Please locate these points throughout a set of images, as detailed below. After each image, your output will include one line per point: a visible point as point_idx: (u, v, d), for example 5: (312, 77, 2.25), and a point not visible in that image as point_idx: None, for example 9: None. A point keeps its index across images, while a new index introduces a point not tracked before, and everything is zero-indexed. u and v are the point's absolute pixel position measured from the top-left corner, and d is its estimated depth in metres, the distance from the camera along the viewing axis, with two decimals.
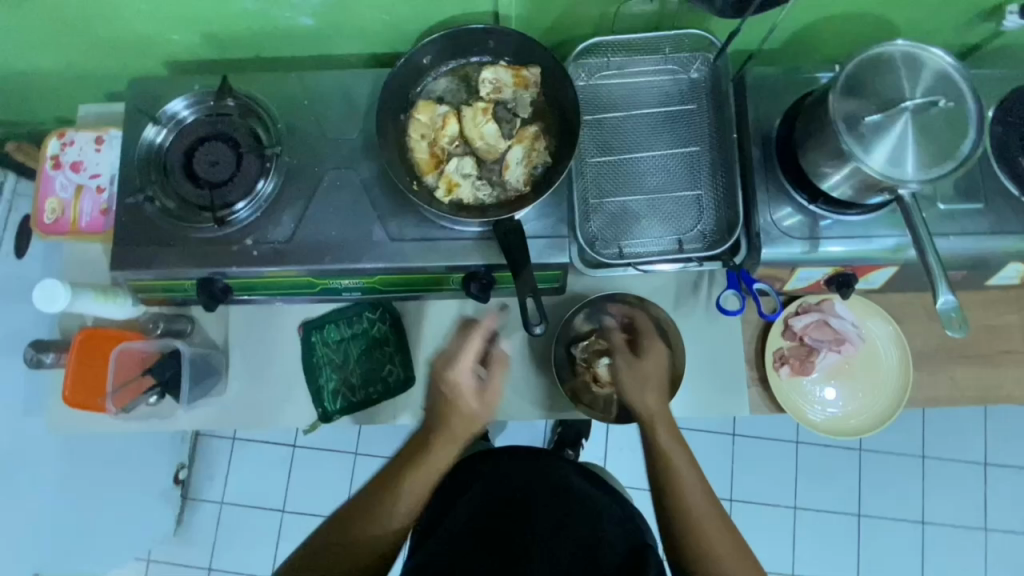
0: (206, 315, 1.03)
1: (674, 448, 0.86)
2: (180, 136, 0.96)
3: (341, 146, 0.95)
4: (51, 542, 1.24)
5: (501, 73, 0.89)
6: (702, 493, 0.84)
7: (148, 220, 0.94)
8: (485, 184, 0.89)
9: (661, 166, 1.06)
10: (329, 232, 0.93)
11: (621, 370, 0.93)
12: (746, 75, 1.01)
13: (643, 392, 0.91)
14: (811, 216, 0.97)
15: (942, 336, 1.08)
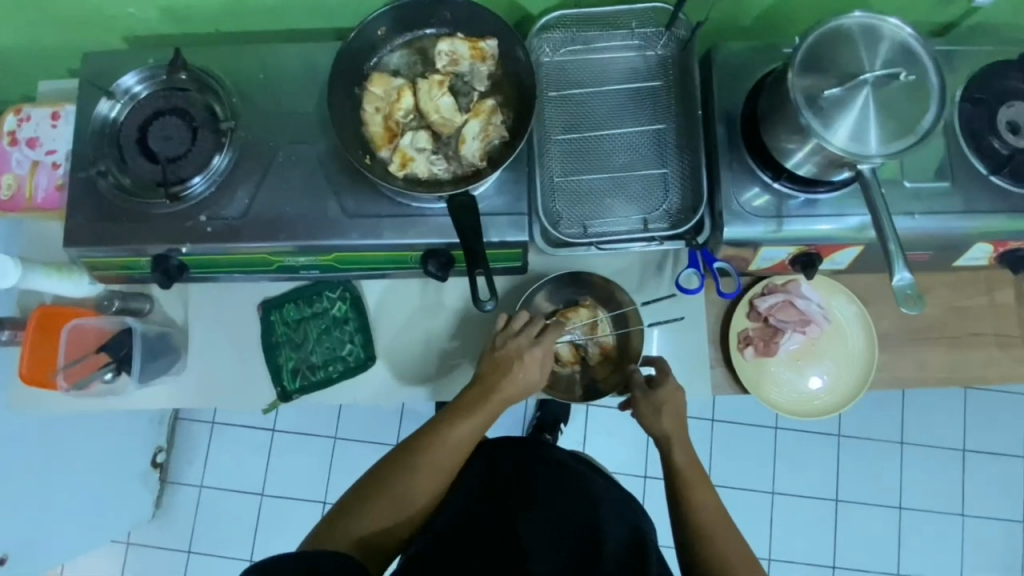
0: (165, 294, 1.02)
1: (690, 466, 0.89)
2: (134, 110, 0.94)
3: (297, 121, 0.93)
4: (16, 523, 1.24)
5: (457, 44, 0.87)
6: (716, 509, 0.86)
7: (101, 195, 0.93)
8: (441, 159, 0.87)
9: (627, 144, 1.04)
10: (285, 208, 0.92)
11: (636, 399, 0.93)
12: (713, 51, 0.99)
13: (659, 416, 0.91)
14: (777, 194, 0.96)
15: (909, 318, 1.07)
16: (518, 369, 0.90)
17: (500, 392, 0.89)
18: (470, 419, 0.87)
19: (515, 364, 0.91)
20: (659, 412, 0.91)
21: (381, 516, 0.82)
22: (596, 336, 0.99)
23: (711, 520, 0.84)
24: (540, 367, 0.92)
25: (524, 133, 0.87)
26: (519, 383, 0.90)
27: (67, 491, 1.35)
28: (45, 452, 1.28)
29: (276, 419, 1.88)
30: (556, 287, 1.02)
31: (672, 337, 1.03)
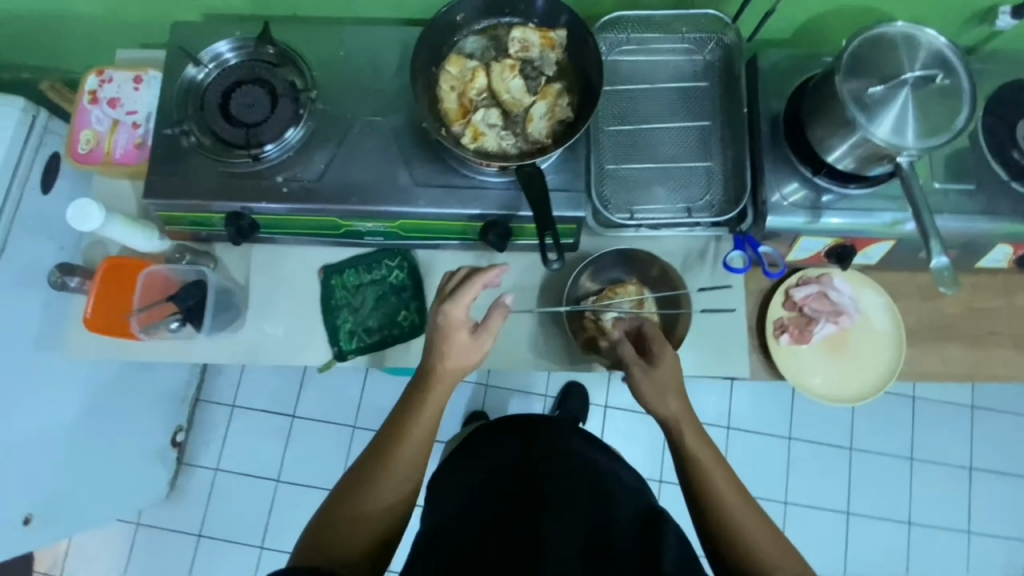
0: (229, 253, 1.06)
1: (703, 450, 0.86)
2: (220, 76, 1.00)
3: (373, 95, 1.00)
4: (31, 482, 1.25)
5: (529, 34, 0.94)
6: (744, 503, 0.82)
7: (183, 154, 0.98)
8: (509, 135, 0.93)
9: (674, 138, 1.11)
10: (357, 175, 0.97)
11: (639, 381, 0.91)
12: (758, 57, 1.07)
13: (667, 400, 0.89)
14: (813, 189, 1.03)
15: (933, 315, 1.14)
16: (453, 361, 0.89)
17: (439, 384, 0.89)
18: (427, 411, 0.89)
19: (450, 335, 0.88)
20: (664, 398, 0.89)
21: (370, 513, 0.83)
22: (644, 311, 1.04)
23: (734, 507, 0.82)
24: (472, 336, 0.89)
25: (587, 113, 0.93)
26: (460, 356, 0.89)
27: None
28: (59, 412, 1.30)
29: (296, 405, 1.90)
30: (602, 266, 1.07)
31: (717, 321, 1.07)
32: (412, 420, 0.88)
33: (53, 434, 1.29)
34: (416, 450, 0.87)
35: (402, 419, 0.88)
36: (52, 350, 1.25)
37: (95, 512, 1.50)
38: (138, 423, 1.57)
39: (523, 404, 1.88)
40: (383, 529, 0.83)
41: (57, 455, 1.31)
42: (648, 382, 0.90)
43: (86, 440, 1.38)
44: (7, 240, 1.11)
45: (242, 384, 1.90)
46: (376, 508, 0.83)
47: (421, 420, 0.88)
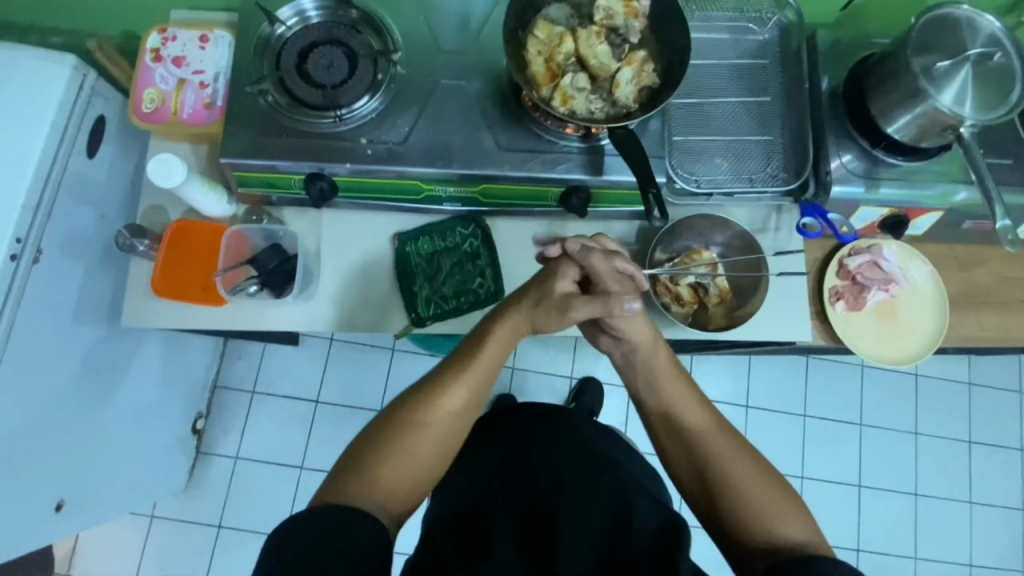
0: (300, 220, 1.04)
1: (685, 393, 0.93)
2: (296, 35, 0.97)
3: (454, 59, 1.00)
4: (64, 459, 1.19)
5: (613, 1, 0.97)
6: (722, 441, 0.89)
7: (261, 113, 0.96)
8: (598, 99, 0.96)
9: (737, 111, 1.13)
10: (441, 138, 0.97)
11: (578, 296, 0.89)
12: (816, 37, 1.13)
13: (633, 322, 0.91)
14: (870, 161, 1.08)
15: (969, 284, 1.21)
16: (507, 319, 0.91)
17: (496, 344, 0.91)
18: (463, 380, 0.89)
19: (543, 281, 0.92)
20: (654, 366, 0.94)
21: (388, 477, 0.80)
22: (717, 277, 1.09)
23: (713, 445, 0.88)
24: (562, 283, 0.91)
25: (675, 79, 0.95)
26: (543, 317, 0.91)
27: (109, 436, 1.32)
28: (95, 393, 1.24)
29: (320, 390, 1.85)
30: (675, 235, 1.11)
31: (780, 287, 1.10)
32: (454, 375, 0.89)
33: (88, 415, 1.24)
34: (461, 412, 0.88)
35: (446, 378, 0.88)
36: (91, 324, 1.19)
37: (117, 499, 1.43)
38: (162, 407, 1.51)
39: (550, 387, 1.88)
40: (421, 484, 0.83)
41: (90, 437, 1.25)
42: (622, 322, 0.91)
43: (113, 423, 1.33)
44: (54, 205, 1.05)
45: (262, 369, 1.85)
46: (413, 463, 0.83)
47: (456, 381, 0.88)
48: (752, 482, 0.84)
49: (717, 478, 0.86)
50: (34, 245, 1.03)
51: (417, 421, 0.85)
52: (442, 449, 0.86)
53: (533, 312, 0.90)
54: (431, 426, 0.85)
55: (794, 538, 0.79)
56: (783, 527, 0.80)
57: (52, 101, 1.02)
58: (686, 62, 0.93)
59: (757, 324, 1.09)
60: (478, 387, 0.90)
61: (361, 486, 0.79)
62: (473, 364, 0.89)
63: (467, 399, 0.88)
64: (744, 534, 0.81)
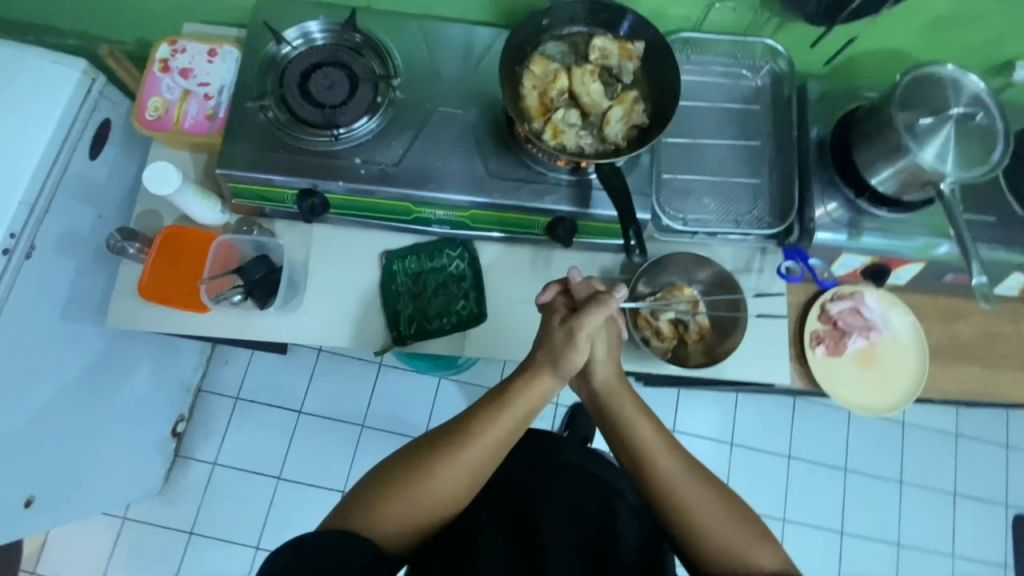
0: (289, 232, 1.05)
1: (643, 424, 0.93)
2: (302, 55, 1.01)
3: (452, 88, 1.03)
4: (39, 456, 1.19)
5: (609, 43, 1.00)
6: (683, 470, 0.89)
7: (260, 128, 0.98)
8: (588, 135, 0.98)
9: (727, 154, 1.16)
10: (433, 162, 0.99)
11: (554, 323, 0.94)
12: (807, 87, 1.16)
13: (609, 363, 0.97)
14: (856, 211, 1.10)
15: (949, 336, 1.22)
16: (538, 380, 0.92)
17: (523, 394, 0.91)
18: (488, 427, 0.88)
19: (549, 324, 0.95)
20: (618, 395, 0.96)
21: (396, 515, 0.82)
22: (698, 314, 1.10)
23: (676, 475, 0.88)
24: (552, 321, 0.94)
25: (664, 121, 0.98)
26: (563, 352, 0.92)
27: (88, 435, 1.32)
28: (76, 391, 1.25)
29: (304, 401, 1.85)
30: (662, 269, 1.12)
31: (760, 329, 1.12)
32: (476, 421, 0.88)
33: (69, 411, 1.24)
34: (485, 462, 0.87)
35: (462, 426, 0.88)
36: (78, 320, 1.20)
37: (90, 497, 1.43)
38: (143, 407, 1.51)
39: (535, 412, 1.88)
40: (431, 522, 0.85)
41: (71, 433, 1.26)
42: (601, 342, 0.96)
43: (93, 422, 1.32)
44: (51, 203, 1.08)
45: (247, 376, 1.85)
46: (428, 501, 0.84)
47: (484, 430, 0.87)
48: (718, 511, 0.85)
49: (681, 504, 0.87)
50: (28, 241, 1.04)
51: (434, 460, 0.85)
52: (459, 495, 0.86)
53: (548, 358, 0.92)
54: (450, 469, 0.85)
55: (764, 570, 0.81)
56: (753, 558, 0.82)
57: (58, 102, 1.05)
58: (675, 105, 0.96)
59: (735, 366, 1.09)
60: (502, 439, 0.89)
61: (372, 517, 0.81)
62: (498, 413, 0.89)
63: (492, 447, 0.88)
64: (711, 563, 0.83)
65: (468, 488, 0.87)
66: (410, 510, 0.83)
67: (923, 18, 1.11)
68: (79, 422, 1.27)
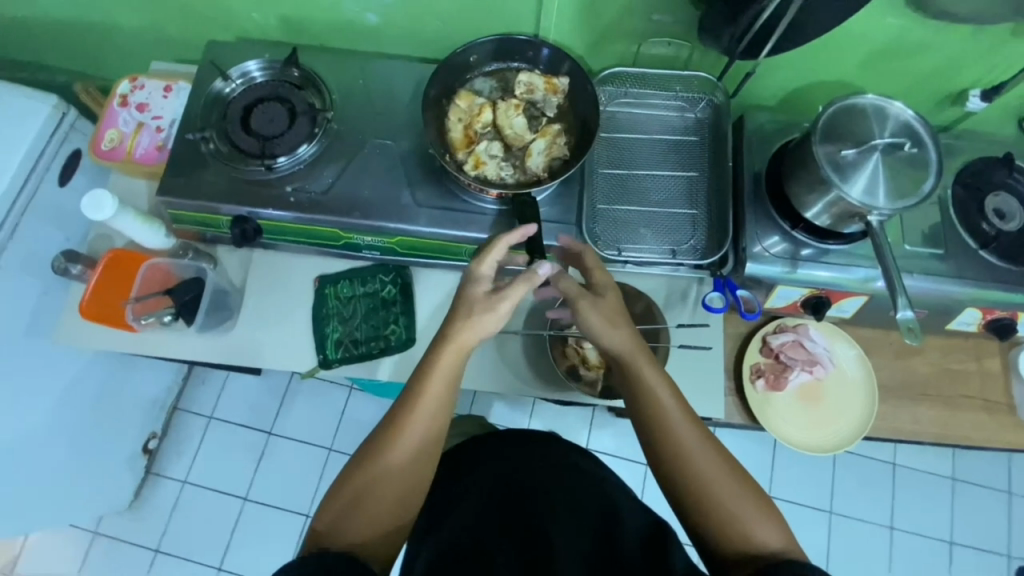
0: (229, 257, 1.11)
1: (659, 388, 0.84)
2: (243, 93, 1.07)
3: (386, 121, 1.08)
4: None
5: (535, 77, 1.04)
6: (699, 443, 0.80)
7: (201, 159, 1.04)
8: (509, 166, 1.02)
9: (664, 184, 1.16)
10: (361, 191, 1.03)
11: (473, 298, 0.87)
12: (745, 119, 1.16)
13: (615, 328, 0.86)
14: (794, 242, 1.08)
15: (904, 373, 1.17)
16: (468, 324, 0.85)
17: (449, 357, 0.85)
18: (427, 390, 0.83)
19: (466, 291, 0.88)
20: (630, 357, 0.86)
21: (373, 513, 0.79)
22: None
23: (693, 449, 0.80)
24: (477, 295, 0.88)
25: (583, 154, 1.02)
26: (485, 332, 0.87)
27: (50, 452, 1.36)
28: (36, 407, 1.29)
29: (275, 422, 1.88)
30: None
31: (692, 361, 1.11)
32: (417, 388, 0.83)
33: (28, 427, 1.28)
34: (432, 433, 0.83)
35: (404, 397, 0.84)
36: (42, 337, 1.26)
37: (52, 513, 1.47)
38: (112, 425, 1.56)
39: None
40: (408, 507, 0.81)
41: (31, 449, 1.30)
42: (594, 313, 0.86)
43: (54, 440, 1.37)
44: (17, 227, 1.15)
45: (222, 396, 1.89)
46: (394, 489, 0.80)
47: (424, 394, 0.83)
48: (734, 488, 0.78)
49: (692, 480, 0.79)
50: None
51: (387, 444, 0.81)
52: (419, 474, 0.82)
53: (468, 319, 0.85)
54: (403, 450, 0.81)
55: (772, 548, 0.74)
56: (762, 537, 0.75)
57: (29, 134, 1.14)
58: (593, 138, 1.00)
59: None
60: (440, 409, 0.84)
61: (354, 518, 0.78)
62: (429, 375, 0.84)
63: (434, 420, 0.83)
64: (723, 545, 0.76)
65: (427, 455, 0.83)
66: (382, 502, 0.79)
67: (860, 51, 1.10)
68: (39, 439, 1.32)
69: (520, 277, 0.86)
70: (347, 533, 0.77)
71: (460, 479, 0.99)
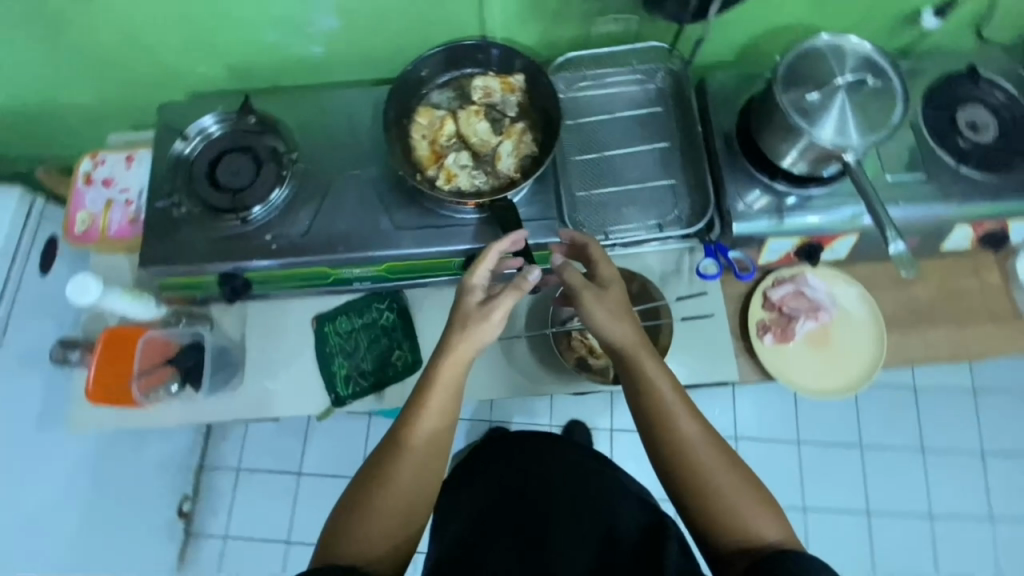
0: (223, 313, 1.11)
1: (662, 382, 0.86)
2: (204, 150, 1.07)
3: (352, 151, 1.07)
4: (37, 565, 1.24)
5: (489, 80, 1.04)
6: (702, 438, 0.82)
7: (176, 223, 1.04)
8: (480, 173, 1.02)
9: (637, 160, 1.16)
10: (340, 225, 1.03)
11: (468, 304, 0.87)
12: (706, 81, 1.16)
13: (618, 322, 0.88)
14: (776, 194, 1.08)
15: (908, 301, 1.17)
16: (468, 331, 0.84)
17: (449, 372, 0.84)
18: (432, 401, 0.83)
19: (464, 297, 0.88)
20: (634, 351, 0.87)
21: (378, 523, 0.78)
22: None
23: (697, 442, 0.82)
24: (471, 300, 0.88)
25: (551, 147, 1.01)
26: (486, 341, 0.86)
27: (87, 536, 1.37)
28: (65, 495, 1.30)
29: (302, 462, 1.89)
30: None
31: (696, 329, 1.12)
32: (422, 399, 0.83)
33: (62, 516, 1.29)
34: (437, 444, 0.82)
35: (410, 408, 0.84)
36: (57, 426, 1.26)
37: None
38: (143, 496, 1.56)
39: None
40: (416, 520, 0.81)
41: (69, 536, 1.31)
42: (599, 306, 0.88)
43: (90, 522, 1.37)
44: (8, 324, 1.15)
45: (246, 447, 1.90)
46: (401, 502, 0.80)
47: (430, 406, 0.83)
48: (735, 480, 0.80)
49: (693, 473, 0.81)
50: None
51: (391, 455, 0.81)
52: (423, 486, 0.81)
53: (465, 328, 0.85)
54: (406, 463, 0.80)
55: (770, 540, 0.78)
56: (760, 529, 0.78)
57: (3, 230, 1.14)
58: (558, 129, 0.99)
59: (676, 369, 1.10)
60: (445, 419, 0.84)
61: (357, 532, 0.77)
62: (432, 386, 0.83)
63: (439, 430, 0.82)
64: (725, 538, 0.78)
65: (434, 466, 0.82)
66: (388, 513, 0.78)
67: None
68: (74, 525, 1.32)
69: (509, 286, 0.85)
70: (351, 545, 0.76)
71: (470, 485, 1.01)
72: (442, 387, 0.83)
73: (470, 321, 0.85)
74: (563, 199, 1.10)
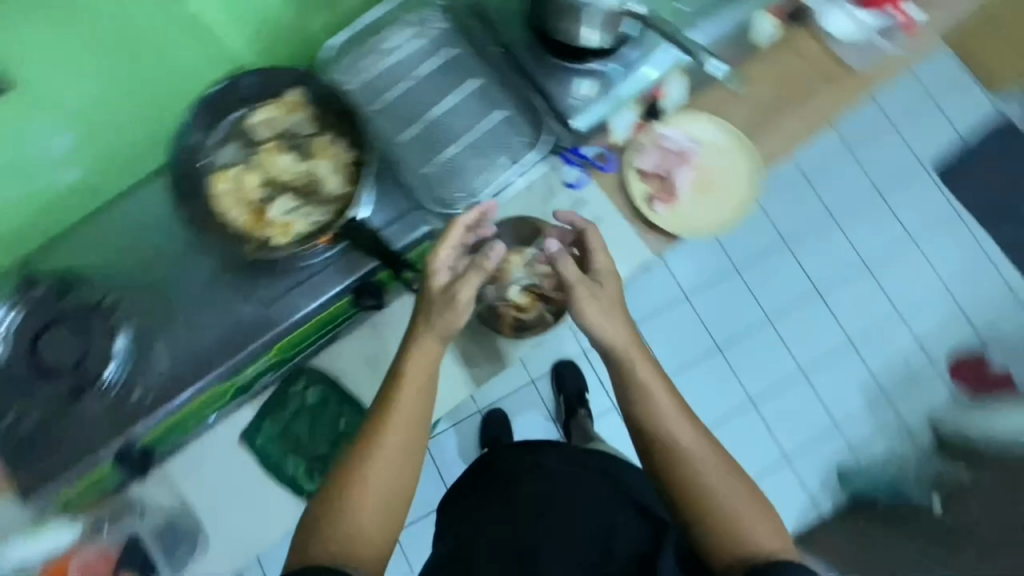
0: (144, 490, 0.97)
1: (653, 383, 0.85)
2: (9, 348, 0.90)
3: (177, 257, 0.98)
4: None
5: (267, 113, 0.95)
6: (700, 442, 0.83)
7: (27, 438, 0.88)
8: (313, 207, 0.93)
9: (459, 110, 1.09)
10: (208, 335, 0.93)
11: (434, 286, 0.86)
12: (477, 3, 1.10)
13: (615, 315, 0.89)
14: (595, 74, 1.06)
15: (762, 102, 1.19)
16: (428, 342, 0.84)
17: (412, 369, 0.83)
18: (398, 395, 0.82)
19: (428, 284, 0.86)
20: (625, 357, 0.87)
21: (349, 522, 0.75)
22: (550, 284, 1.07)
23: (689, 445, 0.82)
24: (438, 273, 0.86)
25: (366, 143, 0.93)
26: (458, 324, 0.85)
27: None
28: None
29: None
30: None
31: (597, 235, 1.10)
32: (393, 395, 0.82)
33: None
34: (411, 437, 0.81)
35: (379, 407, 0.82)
36: None
37: None
38: None
39: None
40: (394, 522, 0.78)
41: None
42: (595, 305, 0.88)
43: None
44: None
45: None
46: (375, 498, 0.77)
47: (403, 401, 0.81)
48: (742, 496, 0.80)
49: (690, 482, 0.80)
50: None
51: (359, 454, 0.78)
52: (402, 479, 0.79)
53: (433, 317, 0.84)
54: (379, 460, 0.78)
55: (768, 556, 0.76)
56: (758, 545, 0.77)
57: None
58: (359, 125, 0.92)
59: None
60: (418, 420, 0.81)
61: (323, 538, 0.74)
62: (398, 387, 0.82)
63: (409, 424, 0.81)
64: (716, 556, 0.78)
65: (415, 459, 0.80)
66: (361, 512, 0.76)
67: None
68: None
69: (471, 269, 0.84)
70: (315, 547, 0.73)
71: (481, 496, 1.00)
72: (401, 387, 0.82)
73: (435, 306, 0.84)
74: (411, 184, 1.04)
